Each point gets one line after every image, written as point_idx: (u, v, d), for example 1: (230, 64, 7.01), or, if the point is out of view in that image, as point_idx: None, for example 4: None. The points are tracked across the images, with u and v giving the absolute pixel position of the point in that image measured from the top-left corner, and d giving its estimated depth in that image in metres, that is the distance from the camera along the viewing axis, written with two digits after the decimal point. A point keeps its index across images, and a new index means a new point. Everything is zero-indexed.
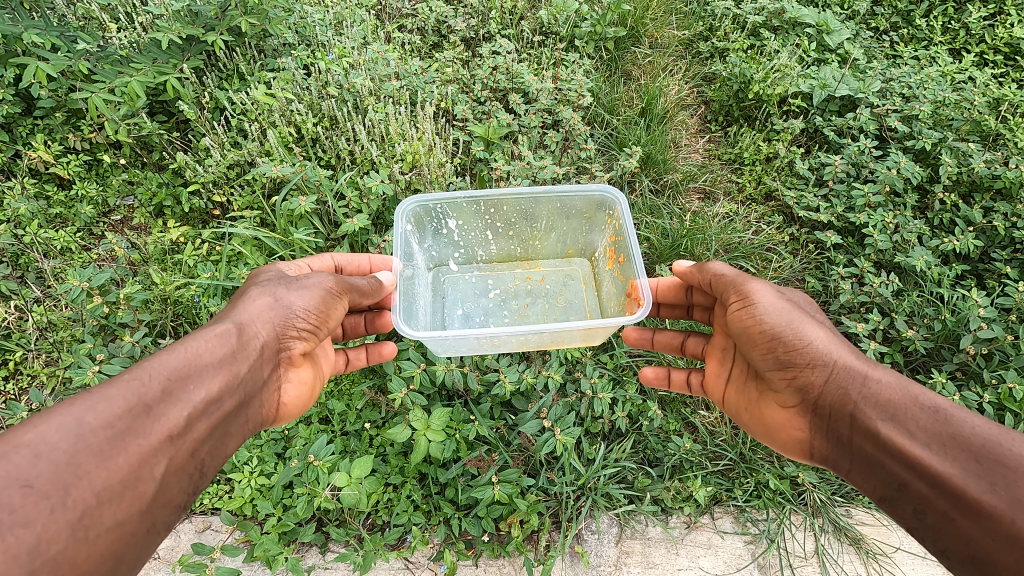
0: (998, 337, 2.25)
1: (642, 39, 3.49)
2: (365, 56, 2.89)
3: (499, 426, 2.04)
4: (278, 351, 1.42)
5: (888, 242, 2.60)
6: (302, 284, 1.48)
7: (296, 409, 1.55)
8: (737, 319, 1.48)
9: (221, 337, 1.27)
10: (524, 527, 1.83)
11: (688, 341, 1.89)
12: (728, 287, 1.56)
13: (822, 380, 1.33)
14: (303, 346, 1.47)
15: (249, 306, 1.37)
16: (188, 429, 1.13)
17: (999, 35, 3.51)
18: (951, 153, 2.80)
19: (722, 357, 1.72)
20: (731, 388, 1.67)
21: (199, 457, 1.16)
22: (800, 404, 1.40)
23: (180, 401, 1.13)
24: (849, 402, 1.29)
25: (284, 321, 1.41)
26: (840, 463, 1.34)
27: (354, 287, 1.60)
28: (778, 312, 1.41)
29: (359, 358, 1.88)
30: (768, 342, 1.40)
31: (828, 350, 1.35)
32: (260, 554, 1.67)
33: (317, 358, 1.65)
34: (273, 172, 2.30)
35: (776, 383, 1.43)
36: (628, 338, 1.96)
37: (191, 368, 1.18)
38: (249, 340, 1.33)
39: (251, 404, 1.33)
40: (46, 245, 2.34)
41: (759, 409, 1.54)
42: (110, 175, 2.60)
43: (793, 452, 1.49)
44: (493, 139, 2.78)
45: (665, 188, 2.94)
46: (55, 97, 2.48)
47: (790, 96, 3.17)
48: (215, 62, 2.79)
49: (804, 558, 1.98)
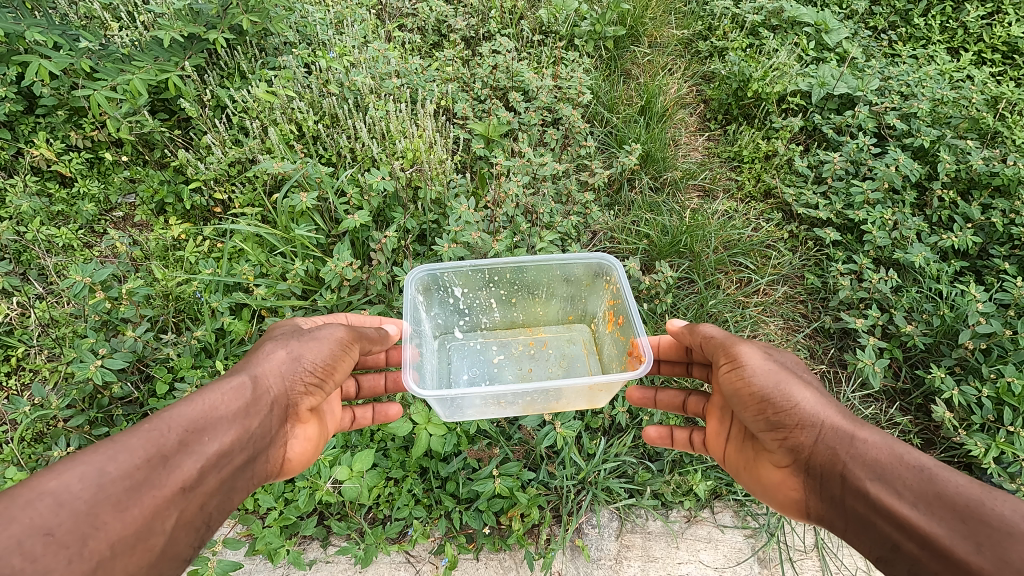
0: (996, 332, 2.25)
1: (641, 39, 3.52)
2: (365, 54, 2.90)
3: (500, 420, 2.05)
4: (289, 405, 1.38)
5: (887, 238, 2.61)
6: (316, 335, 1.47)
7: (301, 463, 1.50)
8: (726, 380, 1.44)
9: (237, 389, 1.26)
10: (525, 520, 1.84)
11: (690, 400, 1.78)
12: (718, 349, 1.51)
13: (812, 440, 1.27)
14: (311, 400, 1.44)
15: (263, 360, 1.36)
16: (200, 481, 1.11)
17: (996, 34, 3.53)
18: (949, 150, 2.82)
19: (718, 415, 1.63)
20: (729, 447, 1.58)
21: (207, 511, 1.13)
22: (791, 463, 1.33)
23: (195, 453, 1.11)
24: (838, 462, 1.23)
25: (295, 374, 1.38)
26: (834, 523, 1.25)
27: (363, 335, 1.60)
28: (767, 373, 1.36)
29: (363, 416, 1.77)
30: (758, 403, 1.35)
31: (816, 411, 1.30)
32: (263, 547, 1.71)
33: (325, 413, 1.61)
34: (274, 169, 2.31)
35: (767, 443, 1.36)
36: (631, 396, 1.87)
37: (206, 420, 1.16)
38: (263, 393, 1.31)
39: (259, 460, 1.30)
40: (47, 242, 2.35)
41: (755, 469, 1.47)
42: (111, 173, 2.61)
43: (789, 511, 1.39)
44: (493, 137, 2.80)
45: (664, 185, 2.94)
46: (56, 95, 2.49)
47: (789, 95, 3.19)
48: (216, 61, 2.80)
49: (803, 552, 1.99)
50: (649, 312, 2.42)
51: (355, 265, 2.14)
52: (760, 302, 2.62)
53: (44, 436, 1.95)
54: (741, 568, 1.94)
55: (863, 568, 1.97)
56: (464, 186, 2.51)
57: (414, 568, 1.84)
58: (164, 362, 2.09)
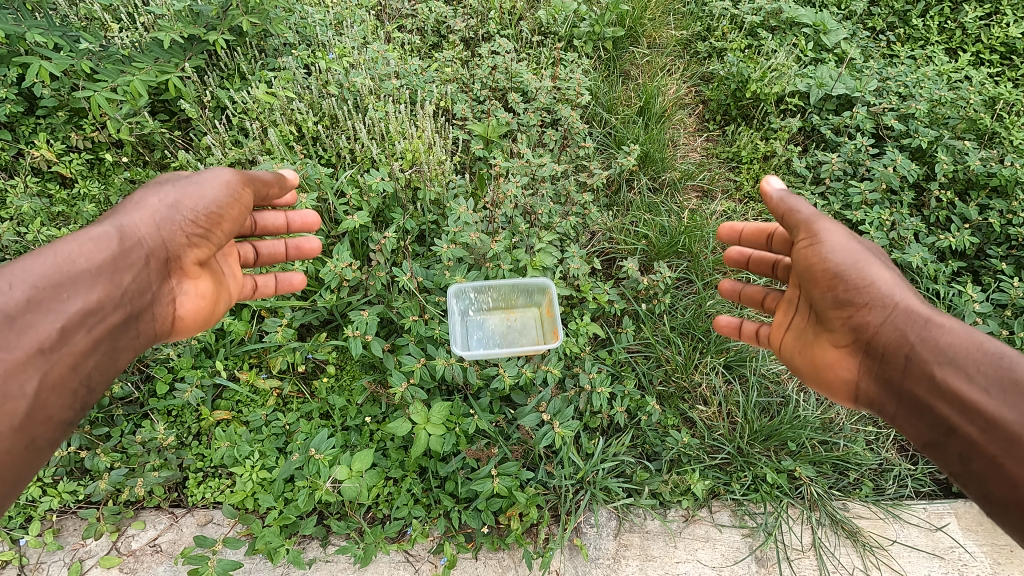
0: (993, 333, 2.26)
1: (640, 39, 3.53)
2: (365, 55, 2.90)
3: (498, 420, 2.05)
4: (170, 259, 1.45)
5: (885, 239, 2.63)
6: (198, 180, 1.50)
7: (197, 321, 1.60)
8: (801, 254, 1.50)
9: (99, 240, 1.30)
10: (524, 519, 1.86)
11: (769, 296, 1.94)
12: (796, 226, 1.55)
13: (879, 320, 1.36)
14: (196, 252, 1.50)
15: (136, 210, 1.39)
16: (63, 343, 1.19)
17: (994, 35, 3.54)
18: (947, 151, 2.83)
19: (788, 305, 1.73)
20: (791, 336, 1.69)
21: (83, 372, 1.24)
22: (853, 343, 1.42)
23: (52, 312, 1.19)
24: (905, 344, 1.31)
25: (171, 222, 1.42)
26: (886, 407, 1.37)
27: (254, 179, 1.67)
28: (844, 251, 1.44)
29: (278, 221, 2.03)
30: (830, 278, 1.44)
31: (889, 292, 1.37)
32: (262, 547, 1.71)
33: (218, 274, 1.70)
34: (273, 169, 2.31)
35: (832, 321, 1.46)
36: (718, 326, 1.98)
37: (63, 274, 1.22)
38: (134, 244, 1.36)
39: (142, 316, 1.39)
40: (48, 242, 2.37)
41: (812, 352, 1.57)
42: (111, 174, 2.61)
43: (839, 394, 1.51)
44: (492, 138, 2.81)
45: (663, 186, 2.95)
46: (57, 96, 2.49)
47: (788, 96, 3.19)
48: (216, 62, 2.81)
49: (801, 551, 2.00)
50: (648, 311, 2.41)
51: (355, 265, 2.14)
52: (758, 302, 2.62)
53: None
54: (739, 567, 1.96)
55: (860, 566, 1.99)
56: (463, 187, 2.51)
57: (413, 567, 1.85)
58: (165, 362, 2.10)
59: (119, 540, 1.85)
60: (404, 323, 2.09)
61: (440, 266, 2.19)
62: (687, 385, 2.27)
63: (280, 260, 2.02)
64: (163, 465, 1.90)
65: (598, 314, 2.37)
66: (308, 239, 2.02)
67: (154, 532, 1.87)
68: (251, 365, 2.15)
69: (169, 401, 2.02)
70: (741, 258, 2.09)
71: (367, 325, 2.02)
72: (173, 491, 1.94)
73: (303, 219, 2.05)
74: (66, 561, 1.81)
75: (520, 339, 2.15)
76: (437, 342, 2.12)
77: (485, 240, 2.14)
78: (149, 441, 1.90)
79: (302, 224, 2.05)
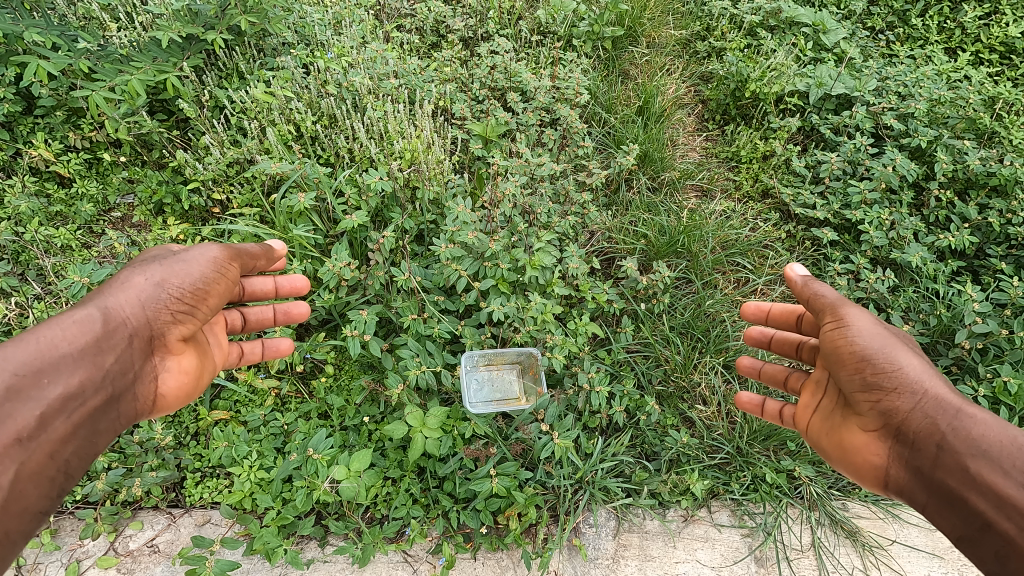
0: (993, 332, 2.25)
1: (639, 39, 3.52)
2: (363, 54, 2.90)
3: (497, 420, 2.05)
4: (154, 338, 1.37)
5: (884, 238, 2.62)
6: (185, 257, 1.43)
7: (179, 397, 1.50)
8: (826, 336, 1.46)
9: (82, 324, 1.24)
10: (523, 519, 1.85)
11: (792, 375, 1.82)
12: (824, 307, 1.52)
13: (909, 407, 1.31)
14: (184, 329, 1.43)
15: (121, 289, 1.32)
16: (42, 430, 1.14)
17: (993, 35, 3.54)
18: (946, 150, 2.83)
19: (814, 387, 1.64)
20: (816, 416, 1.60)
21: (61, 459, 1.18)
22: (882, 428, 1.36)
23: (32, 400, 1.13)
24: (937, 433, 1.26)
25: (157, 303, 1.35)
26: (917, 496, 1.30)
27: (241, 254, 1.59)
28: (873, 335, 1.39)
29: (266, 288, 1.91)
30: (857, 362, 1.38)
31: (919, 379, 1.33)
32: (260, 547, 1.70)
33: (203, 346, 1.59)
34: (272, 169, 2.31)
35: (860, 405, 1.40)
36: (740, 402, 1.88)
37: (44, 361, 1.17)
38: (118, 325, 1.29)
39: (123, 398, 1.32)
40: (46, 242, 2.36)
41: (838, 433, 1.49)
42: (110, 173, 2.61)
43: (865, 479, 1.43)
44: (491, 138, 2.81)
45: (662, 185, 2.95)
46: (55, 96, 2.48)
47: (787, 95, 3.18)
48: (214, 62, 2.80)
49: (800, 551, 1.99)
50: (647, 311, 2.42)
51: (353, 265, 2.13)
52: (758, 302, 2.63)
53: None
54: (738, 567, 1.96)
55: (860, 567, 1.98)
56: (462, 186, 2.50)
57: (412, 567, 1.85)
58: None
59: (116, 540, 1.84)
60: (403, 323, 2.09)
61: (439, 265, 2.18)
62: (687, 385, 2.27)
63: (268, 325, 1.93)
64: (161, 465, 1.90)
65: (597, 314, 2.37)
66: (297, 304, 1.94)
67: (152, 532, 1.87)
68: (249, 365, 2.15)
69: None
70: (763, 337, 1.96)
71: (366, 325, 2.02)
72: (171, 491, 1.94)
73: (292, 284, 1.95)
74: (64, 562, 1.81)
75: (519, 339, 2.14)
76: (436, 342, 2.11)
77: (482, 239, 2.12)
78: (146, 441, 1.89)
79: (291, 289, 1.95)
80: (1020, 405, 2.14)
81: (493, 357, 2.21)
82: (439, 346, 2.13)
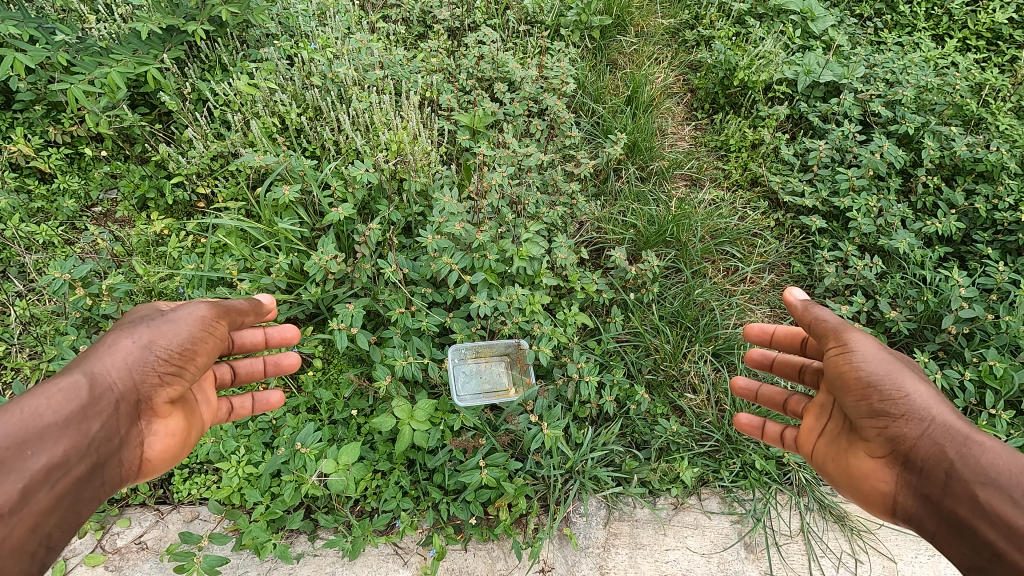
0: (980, 316, 2.26)
1: (628, 28, 3.49)
2: (348, 45, 2.86)
3: (486, 411, 2.04)
4: (140, 400, 1.33)
5: (872, 225, 2.63)
6: (174, 317, 1.41)
7: (166, 460, 1.44)
8: (831, 362, 1.45)
9: (67, 391, 1.20)
10: (512, 510, 1.86)
11: (792, 398, 1.80)
12: (827, 332, 1.51)
13: (917, 433, 1.28)
14: (170, 390, 1.39)
15: (106, 354, 1.29)
16: (24, 503, 1.07)
17: (981, 21, 3.54)
18: (933, 137, 2.83)
19: (819, 410, 1.62)
20: (822, 440, 1.58)
21: (43, 532, 1.11)
22: (889, 454, 1.33)
23: (15, 472, 1.07)
24: (944, 460, 1.23)
25: (145, 366, 1.32)
26: (926, 524, 1.26)
27: (229, 311, 1.57)
28: (879, 361, 1.38)
29: (255, 339, 1.83)
30: (862, 388, 1.37)
31: (925, 406, 1.31)
32: (249, 542, 1.68)
33: (191, 406, 1.55)
34: (255, 163, 2.27)
35: (866, 430, 1.38)
36: (739, 424, 1.87)
37: (28, 432, 1.11)
38: (103, 391, 1.25)
39: (108, 464, 1.26)
40: (27, 239, 2.32)
41: (846, 459, 1.46)
42: (92, 168, 2.57)
43: (874, 507, 1.39)
44: (478, 128, 2.78)
45: (651, 175, 2.94)
46: (33, 90, 2.44)
47: (775, 83, 3.18)
48: (196, 54, 2.75)
49: (789, 536, 2.01)
50: (636, 300, 2.42)
51: (339, 258, 2.10)
52: (747, 291, 2.66)
53: None
54: (728, 553, 1.97)
55: (848, 551, 2.00)
56: (448, 177, 2.49)
57: (402, 559, 1.85)
58: None
59: (104, 538, 1.83)
60: (391, 315, 2.07)
61: (427, 257, 2.16)
62: (676, 373, 2.28)
63: (258, 377, 1.88)
64: None
65: (586, 305, 2.38)
66: (288, 356, 1.88)
67: (140, 530, 1.86)
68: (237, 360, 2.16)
69: None
70: (765, 360, 1.95)
71: (353, 318, 2.00)
72: (158, 488, 1.93)
73: (283, 334, 1.88)
74: None
75: (508, 329, 2.14)
76: (425, 333, 2.10)
77: (470, 230, 2.12)
78: None
79: (281, 339, 1.88)
80: (1006, 389, 2.14)
81: (481, 348, 2.18)
82: (428, 338, 2.13)
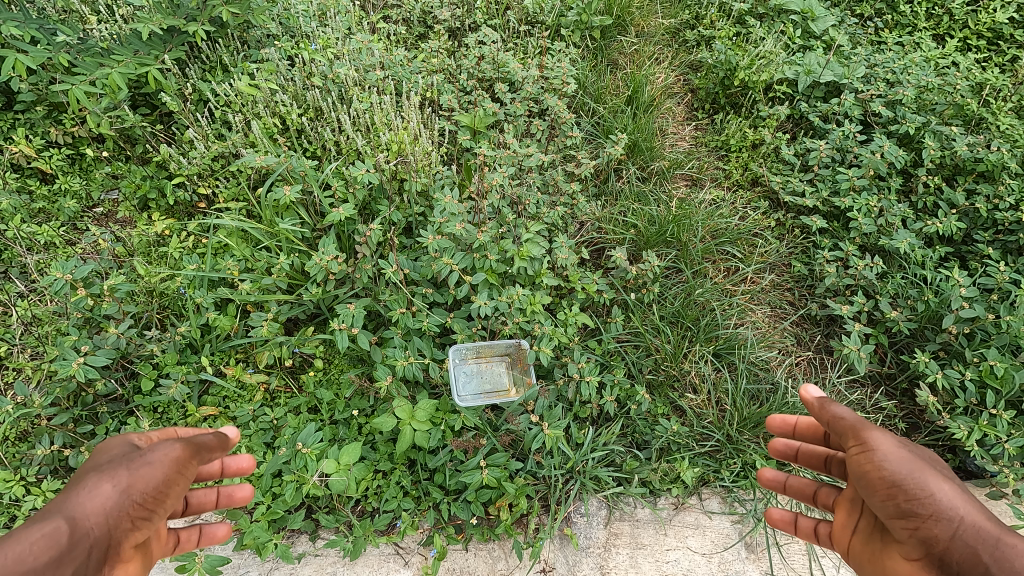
0: (980, 316, 2.26)
1: (628, 28, 3.50)
2: (349, 46, 2.86)
3: (487, 411, 2.04)
4: (111, 552, 1.08)
5: (873, 225, 2.63)
6: (154, 455, 1.19)
7: None
8: (852, 462, 1.31)
9: (47, 536, 0.96)
10: (513, 510, 1.86)
11: (821, 487, 1.62)
12: (844, 427, 1.37)
13: (949, 536, 1.14)
14: (138, 540, 1.15)
15: (83, 492, 1.06)
16: None
17: (981, 20, 3.54)
18: (934, 137, 2.82)
19: (849, 505, 1.46)
20: (856, 539, 1.42)
21: None
22: (924, 558, 1.18)
23: None
24: (985, 567, 1.09)
25: (124, 509, 1.09)
26: None
27: (205, 450, 1.33)
28: (901, 459, 1.24)
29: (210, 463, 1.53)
30: (887, 490, 1.22)
31: (955, 505, 1.16)
32: (250, 542, 1.68)
33: (144, 551, 1.28)
34: (256, 163, 2.27)
35: (897, 533, 1.23)
36: (768, 519, 1.69)
37: None
38: (80, 538, 1.01)
39: None
40: (28, 240, 2.32)
41: (882, 562, 1.31)
42: (93, 169, 2.57)
43: None
44: (479, 129, 2.79)
45: (651, 175, 2.95)
46: (34, 90, 2.45)
47: (776, 83, 3.18)
48: (197, 54, 2.76)
49: (790, 536, 2.01)
50: (637, 301, 2.43)
51: (340, 258, 2.10)
52: (747, 291, 2.66)
53: (28, 435, 1.91)
54: (729, 553, 1.97)
55: None
56: (449, 178, 2.49)
57: (403, 559, 1.85)
58: (149, 358, 2.08)
59: None
60: (392, 316, 2.07)
61: (427, 257, 2.16)
62: (677, 373, 2.28)
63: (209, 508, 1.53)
64: None
65: (587, 306, 2.38)
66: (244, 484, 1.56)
67: None
68: (238, 360, 2.17)
69: (154, 398, 2.01)
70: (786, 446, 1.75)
71: (354, 318, 2.01)
72: None
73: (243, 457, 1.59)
74: None
75: (508, 329, 2.14)
76: (425, 333, 2.10)
77: (470, 230, 2.12)
78: None
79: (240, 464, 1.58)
80: (1006, 389, 2.14)
81: (482, 349, 2.17)
82: (428, 338, 2.13)
